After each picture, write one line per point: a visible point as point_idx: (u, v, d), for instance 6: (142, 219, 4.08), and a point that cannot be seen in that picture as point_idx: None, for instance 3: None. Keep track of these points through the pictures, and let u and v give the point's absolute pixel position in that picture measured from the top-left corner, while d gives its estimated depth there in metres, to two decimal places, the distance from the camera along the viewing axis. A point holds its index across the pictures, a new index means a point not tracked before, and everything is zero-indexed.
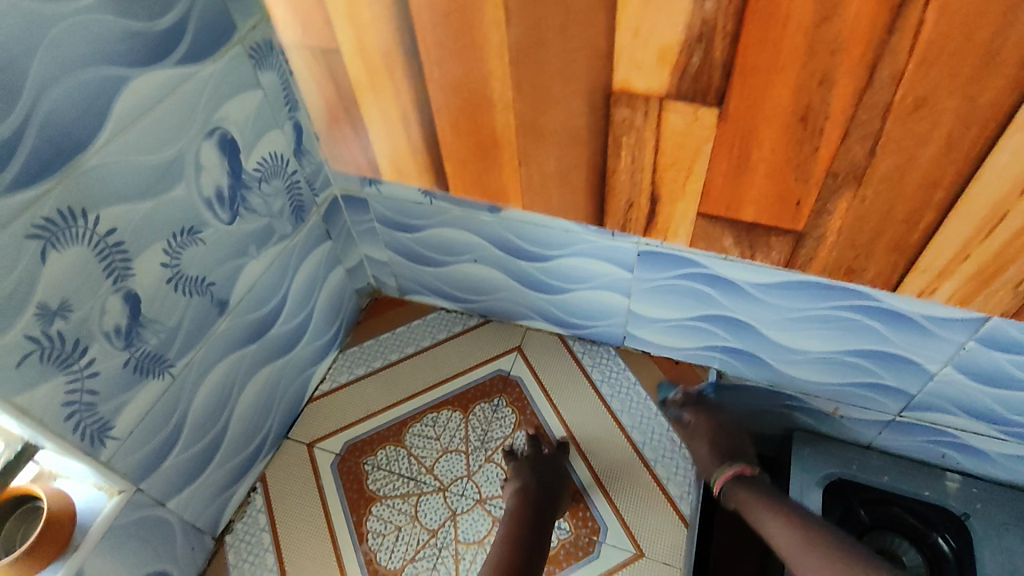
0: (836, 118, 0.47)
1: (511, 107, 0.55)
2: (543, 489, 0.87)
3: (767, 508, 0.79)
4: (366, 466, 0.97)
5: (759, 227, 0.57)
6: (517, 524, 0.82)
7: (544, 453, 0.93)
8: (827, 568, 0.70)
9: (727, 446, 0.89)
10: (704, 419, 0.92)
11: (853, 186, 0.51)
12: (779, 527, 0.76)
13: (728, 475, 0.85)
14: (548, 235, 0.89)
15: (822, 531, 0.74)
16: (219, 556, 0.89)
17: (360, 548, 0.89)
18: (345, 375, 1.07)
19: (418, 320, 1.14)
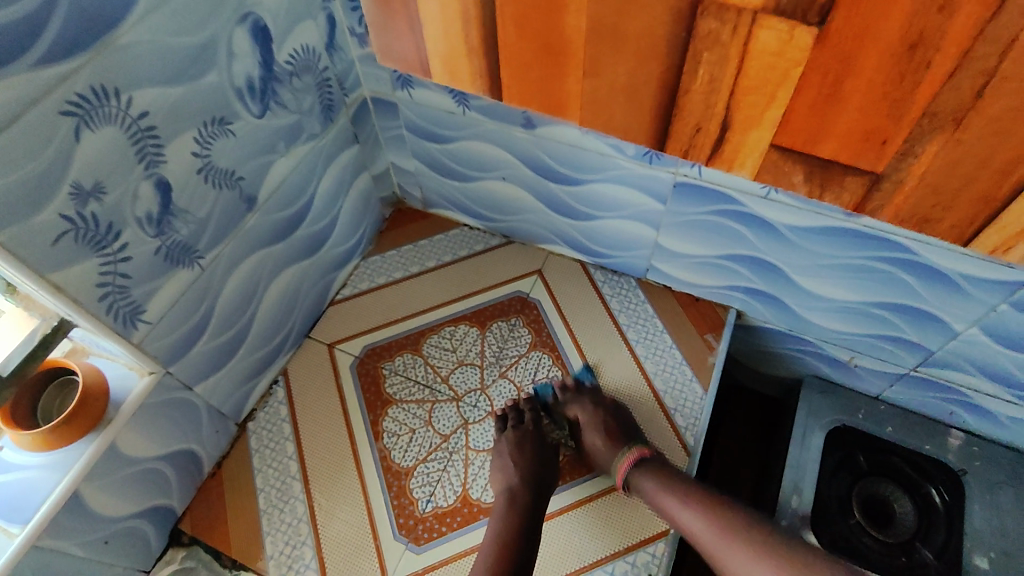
0: (953, 51, 0.32)
1: (585, 6, 0.40)
2: (531, 490, 0.84)
3: (681, 499, 0.80)
4: (384, 370, 1.00)
5: (835, 168, 0.41)
6: (507, 539, 0.79)
7: (530, 430, 0.91)
8: (744, 552, 0.73)
9: (619, 431, 0.89)
10: (592, 410, 0.91)
11: (950, 131, 0.36)
12: (697, 518, 0.78)
13: (629, 463, 0.85)
14: (583, 157, 0.86)
15: (732, 518, 0.76)
16: (242, 440, 0.93)
17: (374, 445, 0.93)
18: (367, 282, 1.09)
19: (441, 235, 1.13)
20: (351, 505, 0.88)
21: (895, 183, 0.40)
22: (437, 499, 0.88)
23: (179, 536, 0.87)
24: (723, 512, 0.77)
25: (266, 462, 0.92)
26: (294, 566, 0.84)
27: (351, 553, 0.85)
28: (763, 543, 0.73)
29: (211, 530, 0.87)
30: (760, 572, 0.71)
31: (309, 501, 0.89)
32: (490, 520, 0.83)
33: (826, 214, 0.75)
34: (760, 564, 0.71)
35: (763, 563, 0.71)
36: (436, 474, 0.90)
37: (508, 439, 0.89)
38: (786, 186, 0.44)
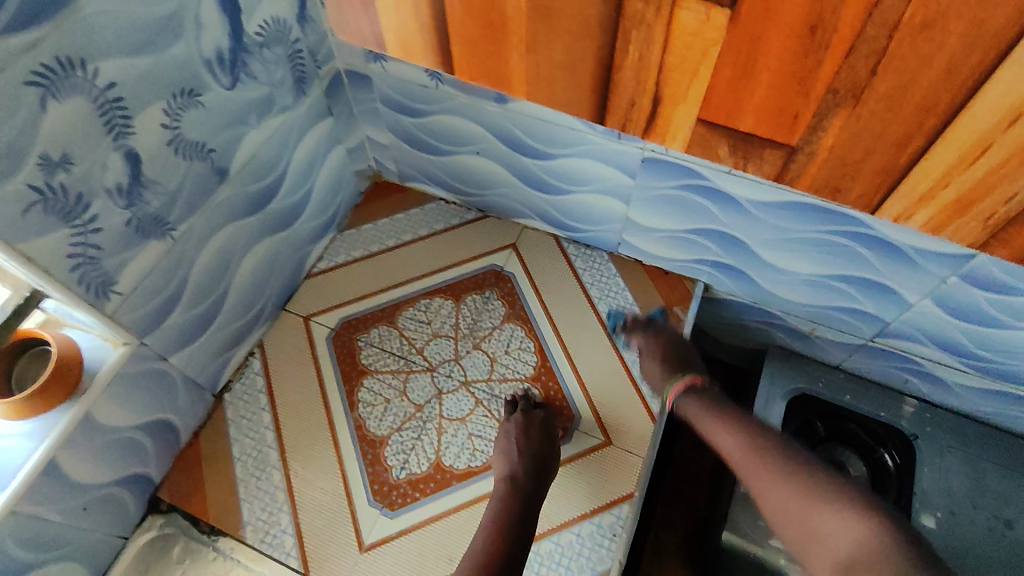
0: (846, 35, 0.35)
1: None
2: (532, 476, 0.83)
3: (720, 421, 0.75)
4: (359, 341, 1.01)
5: (754, 143, 0.44)
6: (503, 519, 0.76)
7: (537, 418, 0.90)
8: (767, 464, 0.66)
9: (677, 357, 0.89)
10: (652, 342, 0.93)
11: (852, 106, 0.38)
12: (732, 436, 0.72)
13: (680, 391, 0.83)
14: (552, 132, 0.87)
15: (763, 437, 0.70)
16: (219, 410, 0.95)
17: (350, 414, 0.95)
18: (343, 256, 1.10)
19: (416, 210, 1.14)
20: (327, 472, 0.91)
21: (809, 154, 0.43)
22: (411, 467, 0.91)
23: (157, 503, 0.89)
24: (754, 428, 0.72)
25: (243, 431, 0.93)
26: (270, 531, 0.87)
27: (326, 518, 0.88)
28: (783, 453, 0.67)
29: (189, 497, 0.89)
30: (776, 483, 0.64)
31: (285, 468, 0.91)
32: (489, 503, 0.80)
33: (785, 190, 0.78)
34: (772, 479, 0.65)
35: (784, 475, 0.64)
36: (410, 442, 0.93)
37: (515, 423, 0.89)
38: (715, 159, 0.47)
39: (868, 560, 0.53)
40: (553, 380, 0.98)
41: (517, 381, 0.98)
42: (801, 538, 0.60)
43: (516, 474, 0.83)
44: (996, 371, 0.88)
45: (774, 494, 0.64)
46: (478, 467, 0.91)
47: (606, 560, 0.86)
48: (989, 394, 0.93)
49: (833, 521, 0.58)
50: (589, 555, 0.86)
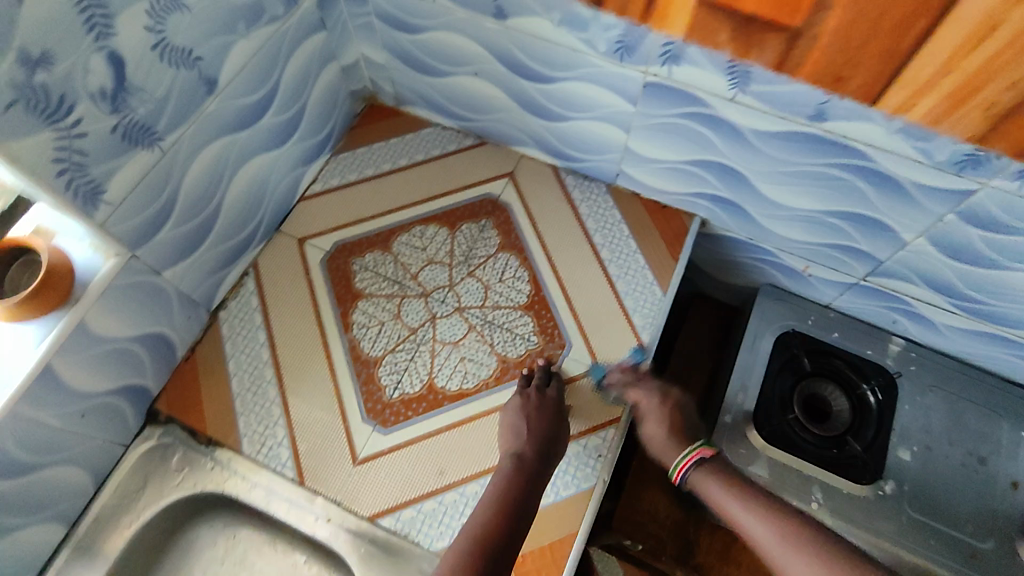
0: None
1: None
2: (539, 457, 0.82)
3: (745, 506, 0.75)
4: (354, 266, 1.01)
5: (756, 23, 0.53)
6: (503, 500, 0.76)
7: (552, 399, 0.89)
8: (813, 568, 0.66)
9: (685, 429, 0.86)
10: (655, 400, 0.88)
11: None
12: (760, 523, 0.72)
13: (692, 463, 0.81)
14: (554, 52, 0.84)
15: (797, 527, 0.70)
16: (214, 328, 0.96)
17: (345, 335, 0.96)
18: (337, 179, 1.08)
19: (413, 135, 1.12)
20: (321, 390, 0.92)
21: (810, 36, 0.52)
22: (405, 386, 0.93)
23: (155, 415, 0.91)
24: (783, 514, 0.72)
25: (239, 348, 0.95)
26: (267, 444, 0.89)
27: (320, 433, 0.89)
28: (826, 546, 0.67)
29: (186, 410, 0.91)
30: None
31: (280, 384, 0.93)
32: (494, 477, 0.80)
33: (788, 119, 0.76)
34: (826, 570, 0.65)
35: None
36: (404, 363, 0.94)
37: (527, 401, 0.87)
38: (715, 42, 0.57)
39: None
40: (545, 308, 0.98)
41: (511, 308, 0.98)
42: None
43: (524, 454, 0.82)
44: (986, 312, 0.88)
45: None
46: (470, 389, 0.93)
47: (592, 477, 0.87)
48: (976, 336, 0.94)
49: None
50: (573, 474, 0.88)
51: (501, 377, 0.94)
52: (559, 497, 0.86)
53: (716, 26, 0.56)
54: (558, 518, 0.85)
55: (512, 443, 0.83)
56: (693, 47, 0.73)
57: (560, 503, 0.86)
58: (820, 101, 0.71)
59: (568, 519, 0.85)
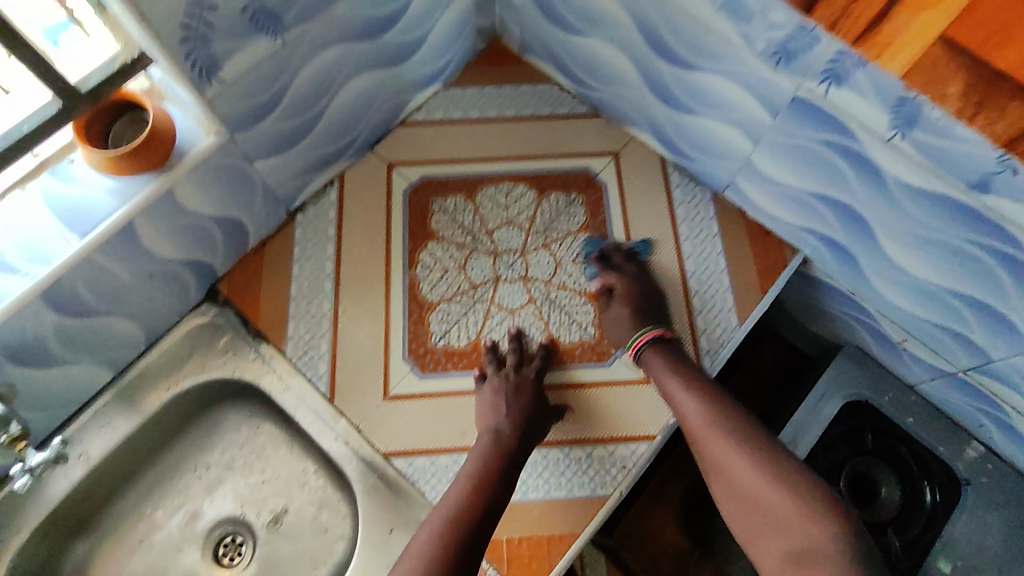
0: None
1: None
2: (518, 433, 0.78)
3: (685, 382, 0.80)
4: (434, 206, 0.96)
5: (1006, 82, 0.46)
6: (482, 479, 0.74)
7: (529, 378, 0.84)
8: (734, 454, 0.73)
9: (643, 308, 0.87)
10: (627, 281, 0.89)
11: None
12: (692, 399, 0.78)
13: (645, 341, 0.83)
14: (705, 38, 0.77)
15: (727, 410, 0.76)
16: (288, 227, 0.94)
17: (407, 271, 0.92)
18: (440, 113, 1.04)
19: (528, 87, 1.07)
20: (373, 317, 0.88)
21: None
22: (451, 339, 0.88)
23: (215, 294, 0.91)
24: (725, 402, 0.78)
25: (306, 255, 0.93)
26: (309, 354, 0.87)
27: (360, 359, 0.86)
28: (753, 442, 0.73)
29: (243, 297, 0.90)
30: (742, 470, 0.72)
31: (335, 302, 0.89)
32: (471, 454, 0.77)
33: (943, 178, 0.67)
34: (743, 453, 0.73)
35: (744, 466, 0.72)
36: (457, 316, 0.89)
37: (509, 376, 0.83)
38: (938, 92, 0.51)
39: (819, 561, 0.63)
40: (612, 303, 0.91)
41: (578, 293, 0.91)
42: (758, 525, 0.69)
43: (502, 430, 0.78)
44: None
45: (753, 481, 0.71)
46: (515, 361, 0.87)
47: (609, 486, 0.83)
48: None
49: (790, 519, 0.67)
50: (594, 476, 0.83)
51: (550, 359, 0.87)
52: (572, 495, 0.83)
53: (947, 75, 0.49)
54: (566, 513, 0.82)
55: (487, 421, 0.80)
56: (861, 72, 0.64)
57: (572, 500, 0.82)
58: (988, 171, 0.61)
59: (573, 518, 0.81)
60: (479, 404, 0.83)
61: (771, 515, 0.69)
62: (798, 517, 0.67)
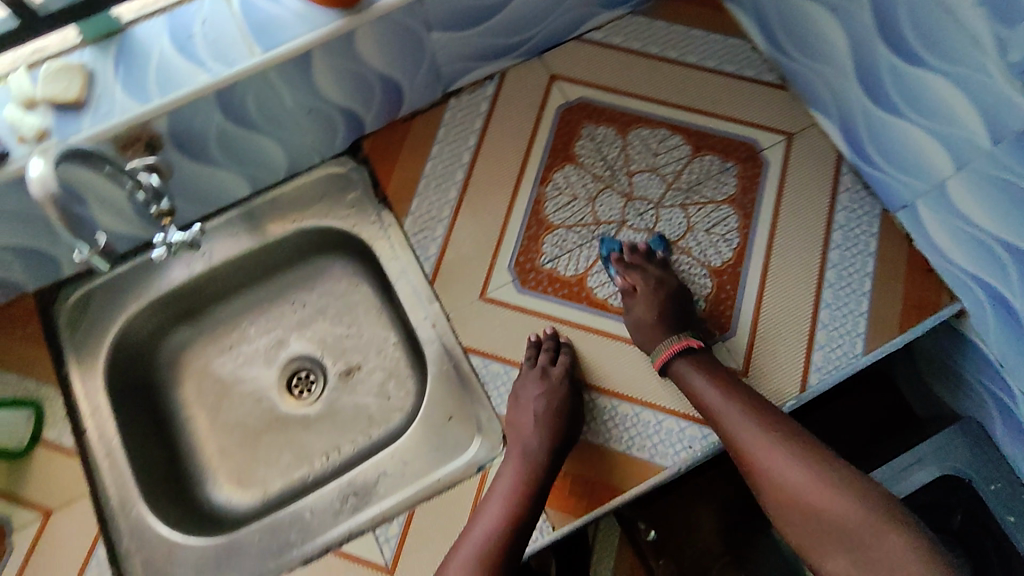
0: None
1: None
2: (550, 452, 0.75)
3: (706, 377, 0.75)
4: (583, 130, 0.92)
5: None
6: (514, 505, 0.72)
7: (561, 381, 0.78)
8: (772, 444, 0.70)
9: (673, 315, 0.80)
10: (650, 278, 0.82)
11: None
12: (717, 393, 0.74)
13: (678, 351, 0.76)
14: (954, 32, 0.67)
15: (756, 403, 0.73)
16: (439, 108, 0.94)
17: (538, 186, 0.89)
18: (620, 39, 0.97)
19: (717, 38, 0.98)
20: (493, 217, 0.88)
21: None
22: (559, 266, 0.85)
23: (357, 149, 0.93)
24: (756, 404, 0.73)
25: (448, 139, 0.92)
26: (424, 233, 0.88)
27: (469, 253, 0.86)
28: (793, 441, 0.70)
29: (382, 160, 0.92)
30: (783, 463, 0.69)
31: (461, 192, 0.89)
32: (500, 473, 0.75)
33: None
34: (786, 454, 0.69)
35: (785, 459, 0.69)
36: (571, 245, 0.86)
37: (544, 384, 0.78)
38: None
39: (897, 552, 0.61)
40: (732, 286, 0.85)
41: (700, 264, 0.86)
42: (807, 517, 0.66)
43: (534, 447, 0.75)
44: None
45: (805, 486, 0.67)
46: (614, 308, 0.83)
47: (671, 460, 0.76)
48: None
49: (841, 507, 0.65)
50: (657, 443, 0.77)
51: None
52: (628, 452, 0.77)
53: None
54: (618, 468, 0.77)
55: (517, 433, 0.77)
56: None
57: (627, 457, 0.77)
58: None
59: (621, 474, 0.77)
60: (511, 409, 0.80)
61: (836, 519, 0.65)
62: (867, 524, 0.63)
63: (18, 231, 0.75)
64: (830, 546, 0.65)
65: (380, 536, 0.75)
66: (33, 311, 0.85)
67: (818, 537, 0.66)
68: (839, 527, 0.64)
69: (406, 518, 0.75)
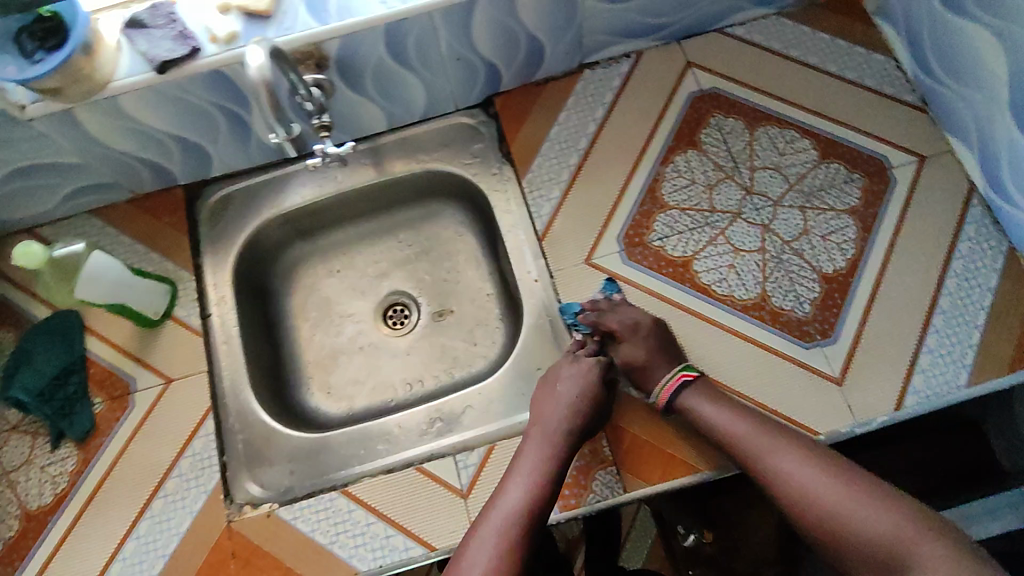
0: None
1: None
2: (575, 440, 0.76)
3: (715, 402, 0.76)
4: (712, 119, 0.92)
5: None
6: (537, 487, 0.72)
7: (592, 370, 0.79)
8: (791, 455, 0.69)
9: (673, 349, 0.81)
10: (649, 317, 0.82)
11: None
12: (730, 417, 0.74)
13: (677, 386, 0.77)
14: None
15: (771, 423, 0.73)
16: (573, 77, 0.95)
17: (658, 165, 0.90)
18: (762, 37, 0.96)
19: (861, 51, 0.95)
20: (610, 188, 0.90)
21: None
22: (667, 245, 0.87)
23: (488, 105, 0.96)
24: (769, 422, 0.73)
25: (577, 107, 0.94)
26: (540, 192, 0.91)
27: (580, 220, 0.89)
28: (812, 454, 0.69)
29: (509, 117, 0.95)
30: (804, 471, 0.68)
31: (582, 159, 0.91)
32: (524, 454, 0.75)
33: None
34: (806, 466, 0.68)
35: (805, 468, 0.68)
36: (683, 227, 0.88)
37: (578, 373, 0.79)
38: None
39: (938, 558, 0.58)
40: (841, 294, 0.84)
41: (811, 267, 0.85)
42: (833, 523, 0.64)
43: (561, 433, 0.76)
44: None
45: (828, 490, 0.66)
46: (716, 294, 0.85)
47: None
48: None
49: (868, 512, 0.63)
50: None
51: (751, 311, 0.84)
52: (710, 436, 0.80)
53: None
54: (697, 449, 0.80)
55: (544, 414, 0.77)
56: None
57: (709, 442, 0.79)
58: None
59: (702, 454, 0.79)
60: (537, 392, 0.81)
61: (866, 527, 0.62)
62: (897, 535, 0.61)
63: (184, 126, 0.81)
64: (856, 555, 0.63)
65: (460, 462, 0.80)
66: (180, 202, 0.94)
67: (844, 553, 0.64)
68: (869, 542, 0.62)
69: (486, 451, 0.81)
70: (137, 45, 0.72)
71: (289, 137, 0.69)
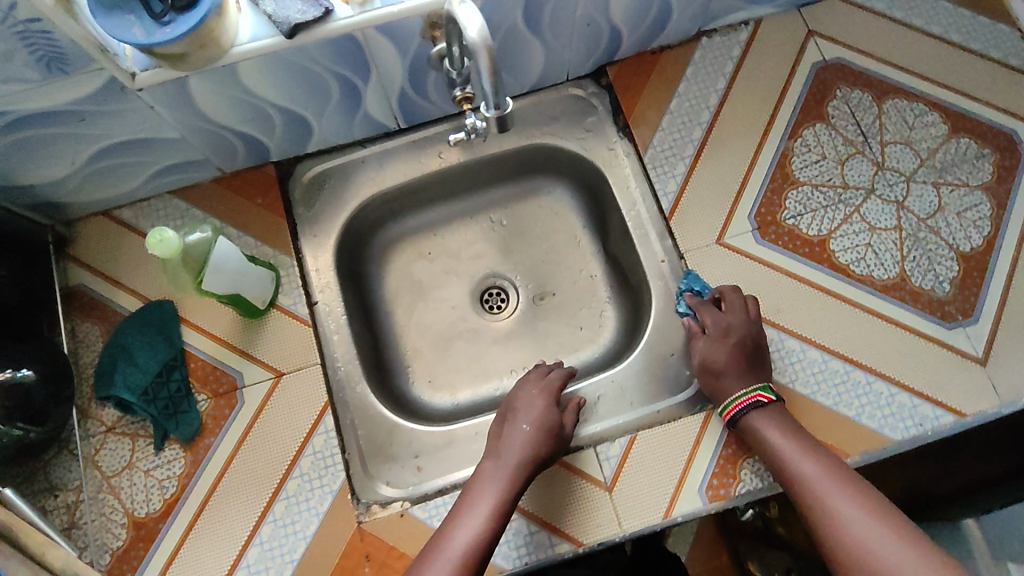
0: None
1: None
2: (535, 463, 0.74)
3: (790, 442, 0.71)
4: (838, 91, 0.88)
5: None
6: (490, 512, 0.69)
7: (549, 393, 0.79)
8: (863, 517, 0.64)
9: (752, 359, 0.77)
10: (736, 321, 0.78)
11: None
12: (806, 463, 0.69)
13: (745, 407, 0.74)
14: None
15: (850, 479, 0.68)
16: (690, 46, 0.91)
17: (786, 140, 0.86)
18: (883, 5, 0.92)
19: (984, 20, 0.91)
20: (737, 162, 0.86)
21: None
22: (801, 223, 0.83)
23: (601, 75, 0.91)
24: (849, 477, 0.68)
25: (697, 78, 0.89)
26: (663, 168, 0.86)
27: (707, 197, 0.85)
28: (887, 520, 0.64)
29: (626, 88, 0.90)
30: (873, 538, 0.63)
31: (706, 133, 0.87)
32: (479, 477, 0.72)
33: None
34: (874, 530, 0.63)
35: (875, 535, 0.63)
36: (816, 204, 0.84)
37: (533, 398, 0.79)
38: None
39: None
40: (980, 272, 0.82)
41: (948, 245, 0.83)
42: None
43: (514, 455, 0.74)
44: None
45: (896, 563, 0.61)
46: (855, 275, 0.82)
47: (900, 434, 0.76)
48: None
49: None
50: (887, 415, 0.77)
51: (891, 291, 0.81)
52: (856, 419, 0.77)
53: None
54: (843, 431, 0.77)
55: (500, 447, 0.75)
56: None
57: (857, 423, 0.77)
58: None
59: (850, 438, 0.76)
60: (493, 426, 0.79)
61: None
62: None
63: (294, 98, 0.75)
64: None
65: (601, 454, 0.77)
66: (273, 180, 0.86)
67: None
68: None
69: (629, 441, 0.77)
70: (263, 5, 0.64)
71: (500, 113, 0.57)
